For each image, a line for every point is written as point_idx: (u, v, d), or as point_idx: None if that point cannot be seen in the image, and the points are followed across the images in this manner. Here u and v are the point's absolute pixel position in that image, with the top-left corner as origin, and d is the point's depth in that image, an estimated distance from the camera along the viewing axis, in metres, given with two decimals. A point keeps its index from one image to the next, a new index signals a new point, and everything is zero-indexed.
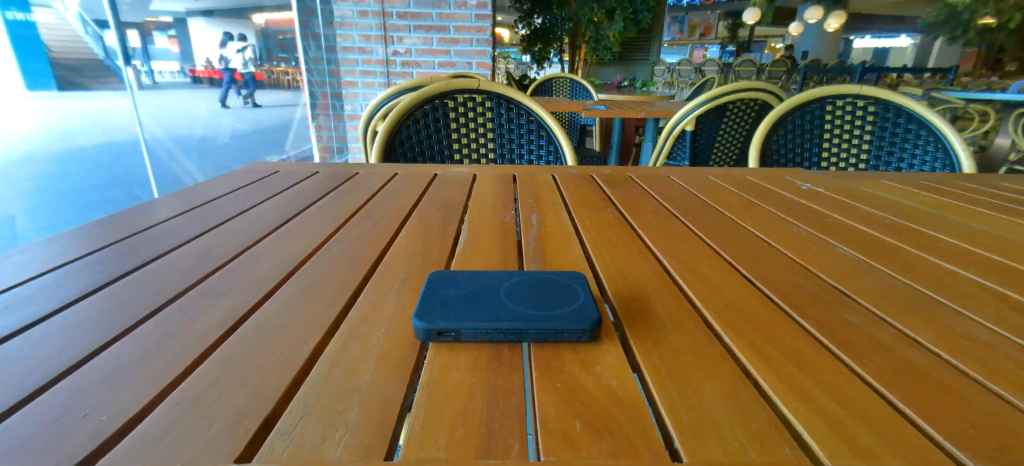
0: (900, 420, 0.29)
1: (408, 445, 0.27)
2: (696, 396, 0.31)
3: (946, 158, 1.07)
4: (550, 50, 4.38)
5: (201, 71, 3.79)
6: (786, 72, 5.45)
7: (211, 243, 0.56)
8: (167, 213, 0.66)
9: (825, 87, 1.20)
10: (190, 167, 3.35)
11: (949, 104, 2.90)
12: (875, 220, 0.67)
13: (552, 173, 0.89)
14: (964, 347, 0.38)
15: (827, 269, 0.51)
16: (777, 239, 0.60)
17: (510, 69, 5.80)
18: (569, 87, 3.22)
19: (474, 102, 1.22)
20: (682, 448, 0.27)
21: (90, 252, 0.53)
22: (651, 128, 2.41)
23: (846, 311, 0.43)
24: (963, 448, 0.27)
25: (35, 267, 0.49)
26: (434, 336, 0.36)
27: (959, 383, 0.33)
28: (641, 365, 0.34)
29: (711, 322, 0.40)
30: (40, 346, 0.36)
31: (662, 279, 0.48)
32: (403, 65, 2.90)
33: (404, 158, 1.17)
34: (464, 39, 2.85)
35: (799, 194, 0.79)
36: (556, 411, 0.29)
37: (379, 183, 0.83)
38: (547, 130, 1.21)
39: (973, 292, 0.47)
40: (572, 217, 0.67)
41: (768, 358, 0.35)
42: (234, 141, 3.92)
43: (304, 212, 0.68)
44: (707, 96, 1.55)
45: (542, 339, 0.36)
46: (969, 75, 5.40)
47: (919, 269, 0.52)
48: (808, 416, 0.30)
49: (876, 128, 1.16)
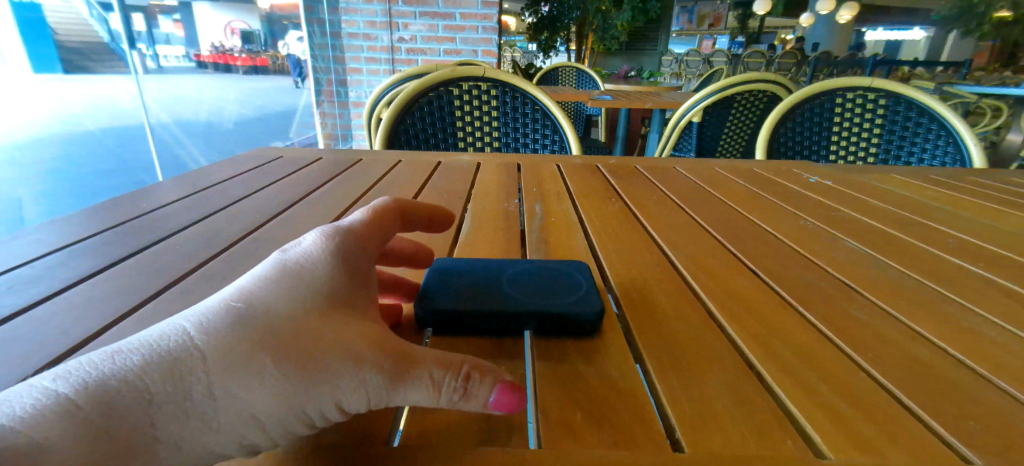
0: (907, 416, 0.29)
1: (407, 432, 0.26)
2: (699, 387, 0.31)
3: (957, 153, 1.06)
4: (556, 39, 4.32)
5: (207, 56, 3.73)
6: (795, 64, 5.38)
7: (213, 228, 0.56)
8: (170, 197, 0.66)
9: (835, 80, 1.17)
10: (194, 151, 3.35)
11: (961, 99, 2.87)
12: (884, 215, 0.66)
13: (557, 163, 0.88)
14: (971, 342, 0.37)
15: (833, 263, 0.51)
16: (783, 232, 0.59)
17: (516, 58, 5.76)
18: (575, 76, 3.19)
19: (479, 90, 1.20)
20: (684, 440, 0.26)
21: (93, 234, 0.53)
22: (657, 119, 2.39)
23: (852, 305, 0.42)
24: (969, 445, 0.27)
25: (36, 248, 0.49)
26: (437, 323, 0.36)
27: (966, 379, 0.33)
28: (645, 356, 0.34)
29: (715, 314, 0.40)
30: (43, 326, 0.36)
31: (666, 271, 0.48)
32: (408, 52, 2.88)
33: (408, 145, 1.17)
34: (470, 26, 2.82)
35: (808, 187, 0.78)
36: (556, 400, 0.29)
37: (383, 170, 0.82)
38: (552, 120, 1.20)
39: (984, 289, 0.46)
40: (576, 208, 0.66)
41: (772, 351, 0.35)
42: (238, 127, 3.93)
43: (307, 199, 0.67)
44: (715, 87, 1.53)
45: (545, 328, 0.36)
46: (983, 70, 5.34)
47: (928, 265, 0.51)
48: (813, 410, 0.29)
49: (886, 122, 1.14)
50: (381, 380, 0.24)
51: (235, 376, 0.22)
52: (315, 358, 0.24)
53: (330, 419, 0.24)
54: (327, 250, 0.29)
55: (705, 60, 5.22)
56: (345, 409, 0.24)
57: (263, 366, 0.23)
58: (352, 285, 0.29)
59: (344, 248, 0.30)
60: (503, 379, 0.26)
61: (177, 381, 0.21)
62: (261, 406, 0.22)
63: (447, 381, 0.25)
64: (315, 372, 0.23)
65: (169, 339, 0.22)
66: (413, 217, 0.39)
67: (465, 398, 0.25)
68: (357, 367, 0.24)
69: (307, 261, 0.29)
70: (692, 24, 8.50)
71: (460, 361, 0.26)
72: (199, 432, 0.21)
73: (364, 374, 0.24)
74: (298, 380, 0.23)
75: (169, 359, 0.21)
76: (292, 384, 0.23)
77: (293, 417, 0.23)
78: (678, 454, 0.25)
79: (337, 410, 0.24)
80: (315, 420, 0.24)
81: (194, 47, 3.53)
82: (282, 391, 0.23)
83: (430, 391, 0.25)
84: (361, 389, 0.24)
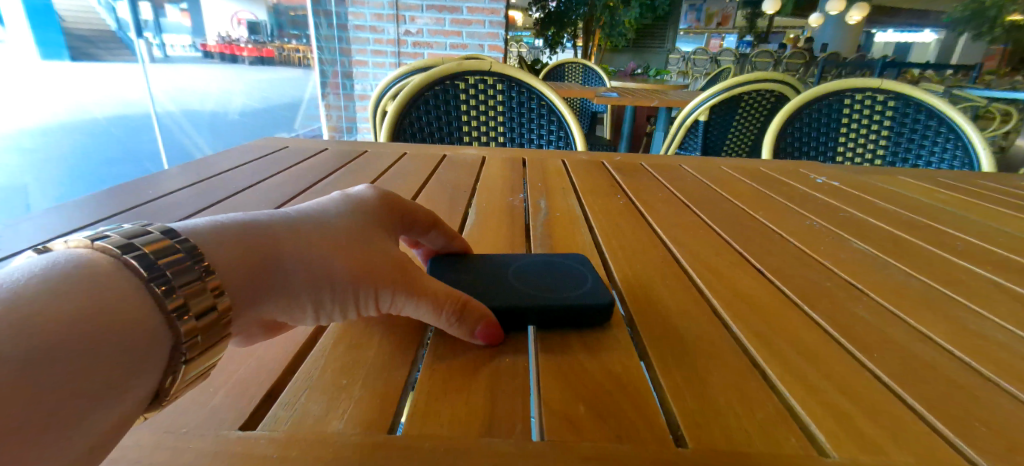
0: (911, 416, 0.29)
1: (410, 421, 0.27)
2: (702, 385, 0.31)
3: (965, 156, 1.05)
4: (563, 35, 4.28)
5: (212, 46, 3.85)
6: (804, 65, 5.34)
7: (217, 216, 0.56)
8: (175, 185, 0.66)
9: (845, 80, 1.16)
10: (200, 141, 3.37)
11: (971, 104, 2.82)
12: (891, 216, 0.65)
13: (562, 158, 0.88)
14: (976, 344, 0.37)
15: (839, 263, 0.50)
16: (789, 231, 0.59)
17: (523, 53, 5.73)
18: (582, 72, 3.18)
19: (485, 84, 1.20)
20: (686, 434, 0.27)
21: (101, 219, 0.54)
22: (663, 117, 2.38)
23: (858, 305, 0.42)
24: (973, 447, 0.27)
25: (42, 234, 0.49)
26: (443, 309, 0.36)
27: (973, 382, 0.33)
28: (648, 354, 0.34)
29: (721, 313, 0.40)
30: None
31: (670, 268, 0.47)
32: (414, 46, 2.87)
33: (413, 139, 1.17)
34: (476, 20, 2.79)
35: (813, 187, 0.77)
36: (559, 394, 0.29)
37: (388, 162, 0.82)
38: (557, 116, 1.20)
39: (990, 292, 0.46)
40: (581, 204, 0.66)
41: (776, 350, 0.35)
42: (243, 118, 3.93)
43: (310, 190, 0.67)
44: (722, 86, 1.51)
45: (554, 322, 0.36)
46: (993, 73, 5.27)
47: (935, 267, 0.50)
48: (814, 408, 0.29)
49: (895, 124, 1.14)
50: (407, 288, 0.32)
51: (322, 249, 0.30)
52: (371, 256, 0.31)
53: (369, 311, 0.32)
54: (378, 197, 0.38)
55: (713, 59, 5.16)
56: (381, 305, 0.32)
57: (339, 250, 0.30)
58: (391, 227, 0.37)
59: (386, 202, 0.38)
60: (489, 320, 0.34)
61: (285, 240, 0.29)
62: (335, 275, 0.30)
63: (446, 306, 0.33)
64: (369, 267, 0.31)
65: (279, 217, 0.31)
66: (439, 230, 0.43)
67: (457, 322, 0.33)
68: (397, 269, 0.32)
69: (365, 198, 0.37)
70: (701, 23, 8.44)
71: (458, 296, 0.34)
72: (295, 278, 0.28)
73: (400, 279, 0.32)
74: (357, 267, 0.30)
75: (279, 227, 0.30)
76: (354, 270, 0.30)
77: (350, 293, 0.30)
78: (682, 450, 0.25)
79: (375, 301, 0.31)
80: (360, 305, 0.31)
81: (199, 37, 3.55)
82: (350, 269, 0.30)
83: (433, 305, 0.33)
84: (396, 287, 0.32)
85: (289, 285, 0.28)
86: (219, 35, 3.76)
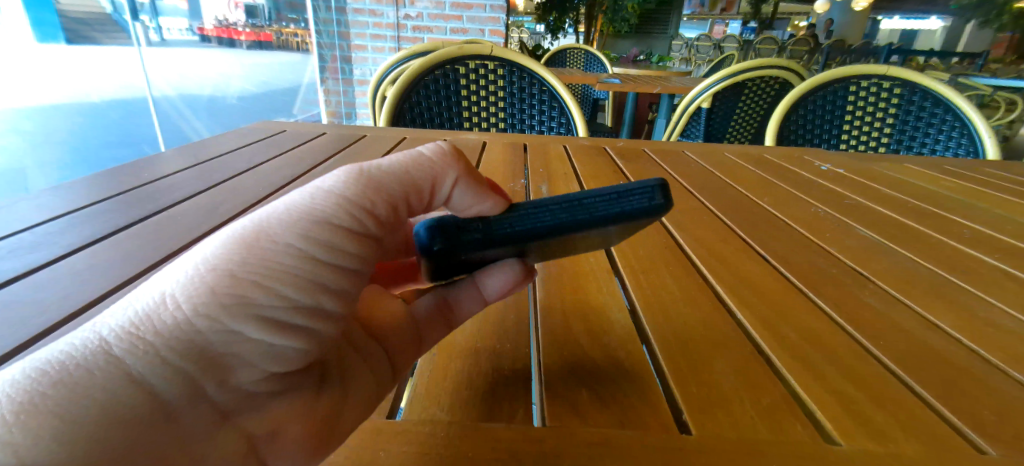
0: (917, 403, 0.29)
1: (410, 407, 0.27)
2: (707, 371, 0.30)
3: (970, 145, 1.05)
4: (565, 20, 4.10)
5: (212, 31, 3.66)
6: (810, 53, 5.27)
7: (215, 199, 0.55)
8: (173, 168, 0.65)
9: (851, 66, 1.14)
10: (198, 125, 3.31)
11: (975, 92, 2.78)
12: (899, 204, 0.65)
13: (564, 143, 0.87)
14: (983, 330, 0.37)
15: (845, 249, 0.50)
16: (794, 218, 0.58)
17: (523, 38, 5.63)
18: (584, 58, 3.15)
19: (486, 69, 1.18)
20: (691, 420, 0.26)
21: (97, 201, 0.53)
22: (665, 104, 2.34)
23: (864, 292, 0.41)
24: (982, 435, 0.27)
25: (37, 215, 0.48)
26: (453, 230, 0.27)
27: (979, 368, 0.32)
28: (651, 337, 0.33)
29: (723, 298, 0.39)
30: (45, 290, 0.36)
31: (675, 254, 0.47)
32: (414, 30, 2.82)
33: (414, 124, 1.15)
34: (477, 4, 2.73)
35: (818, 174, 0.76)
36: (562, 380, 0.29)
37: (387, 146, 0.81)
38: (559, 102, 1.19)
39: (997, 279, 0.45)
40: (585, 190, 0.65)
41: (779, 336, 0.34)
42: (242, 103, 3.90)
43: (311, 173, 0.67)
44: (727, 72, 1.50)
45: (611, 212, 0.27)
46: (1000, 61, 5.20)
47: (943, 255, 0.50)
48: (820, 394, 0.29)
49: (901, 111, 1.12)
50: (345, 184, 0.26)
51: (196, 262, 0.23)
52: (266, 219, 0.25)
53: (347, 245, 0.26)
54: None
55: (717, 45, 5.05)
56: (338, 226, 0.25)
57: (216, 255, 0.23)
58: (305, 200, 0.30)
59: None
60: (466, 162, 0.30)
61: (166, 321, 0.21)
62: (239, 262, 0.23)
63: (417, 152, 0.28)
64: (276, 218, 0.25)
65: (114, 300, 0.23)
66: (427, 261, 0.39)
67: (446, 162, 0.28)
68: (320, 191, 0.26)
69: None
70: (704, 8, 8.30)
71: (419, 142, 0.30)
72: (212, 332, 0.22)
73: (326, 188, 0.26)
74: (263, 234, 0.24)
75: (142, 319, 0.21)
76: (262, 237, 0.24)
77: (298, 251, 0.24)
78: (685, 436, 0.25)
79: (343, 225, 0.25)
80: (322, 240, 0.25)
81: (197, 20, 3.51)
82: (262, 232, 0.24)
83: (394, 167, 0.27)
84: (348, 192, 0.26)
85: (214, 350, 0.22)
86: (216, 19, 3.64)
